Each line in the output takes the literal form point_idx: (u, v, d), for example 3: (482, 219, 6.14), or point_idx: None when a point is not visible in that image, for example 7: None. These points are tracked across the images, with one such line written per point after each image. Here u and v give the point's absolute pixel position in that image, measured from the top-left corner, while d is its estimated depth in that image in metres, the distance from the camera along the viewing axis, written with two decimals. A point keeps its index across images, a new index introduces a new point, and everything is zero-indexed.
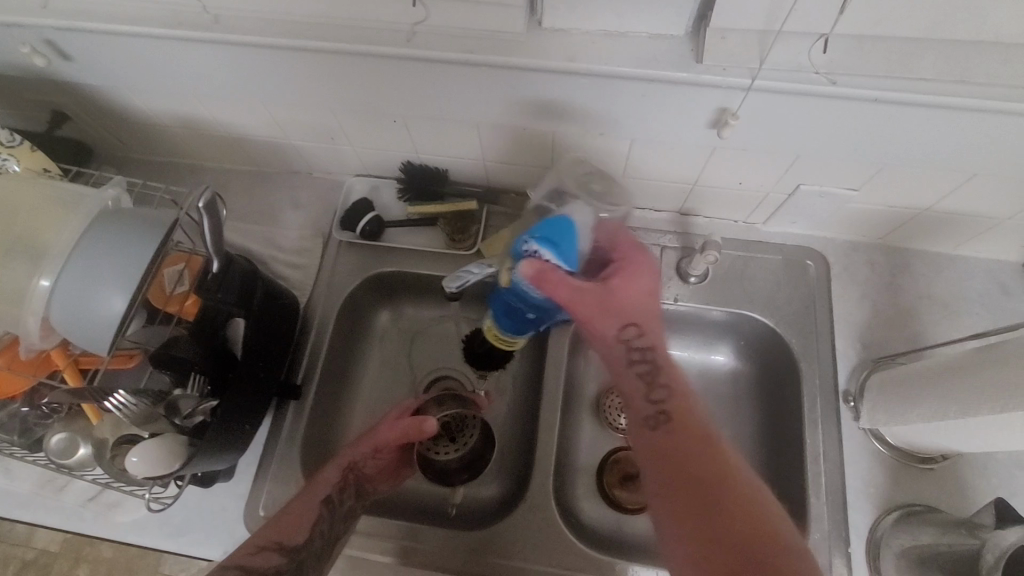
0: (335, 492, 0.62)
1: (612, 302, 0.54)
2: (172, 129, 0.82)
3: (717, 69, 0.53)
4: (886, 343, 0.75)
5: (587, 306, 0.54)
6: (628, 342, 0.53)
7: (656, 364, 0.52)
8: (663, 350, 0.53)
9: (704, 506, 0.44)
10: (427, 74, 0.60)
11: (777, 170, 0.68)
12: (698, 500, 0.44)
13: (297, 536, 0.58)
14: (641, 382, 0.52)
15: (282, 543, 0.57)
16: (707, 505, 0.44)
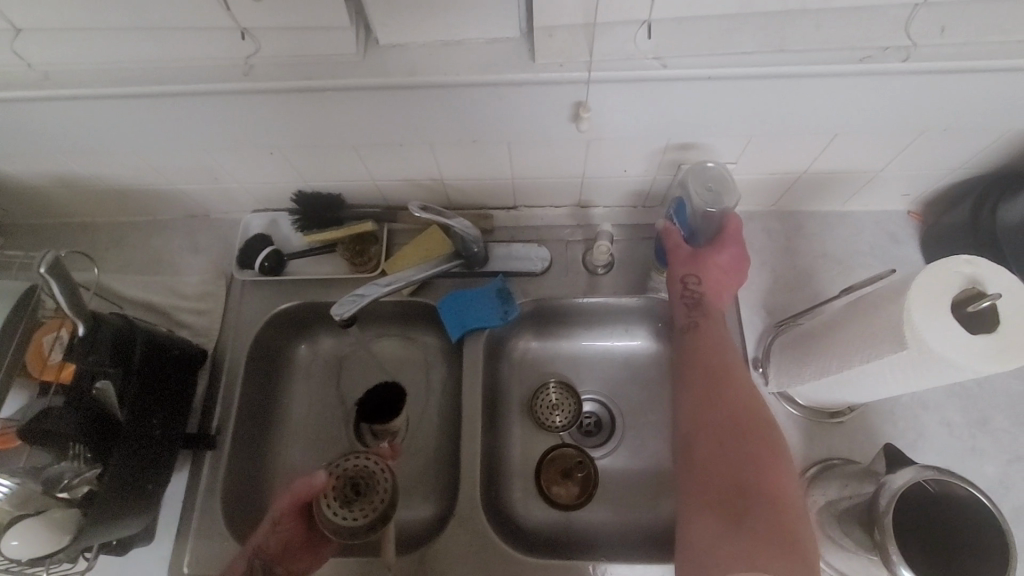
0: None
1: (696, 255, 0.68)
2: (48, 192, 0.79)
3: (554, 66, 0.54)
4: (789, 306, 0.77)
5: (677, 257, 0.69)
6: (686, 284, 0.68)
7: (713, 315, 0.67)
8: (715, 299, 0.68)
9: (715, 401, 0.61)
10: (279, 106, 0.60)
11: (654, 155, 0.69)
12: (711, 396, 0.61)
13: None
14: (687, 307, 0.67)
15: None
16: (715, 401, 0.61)
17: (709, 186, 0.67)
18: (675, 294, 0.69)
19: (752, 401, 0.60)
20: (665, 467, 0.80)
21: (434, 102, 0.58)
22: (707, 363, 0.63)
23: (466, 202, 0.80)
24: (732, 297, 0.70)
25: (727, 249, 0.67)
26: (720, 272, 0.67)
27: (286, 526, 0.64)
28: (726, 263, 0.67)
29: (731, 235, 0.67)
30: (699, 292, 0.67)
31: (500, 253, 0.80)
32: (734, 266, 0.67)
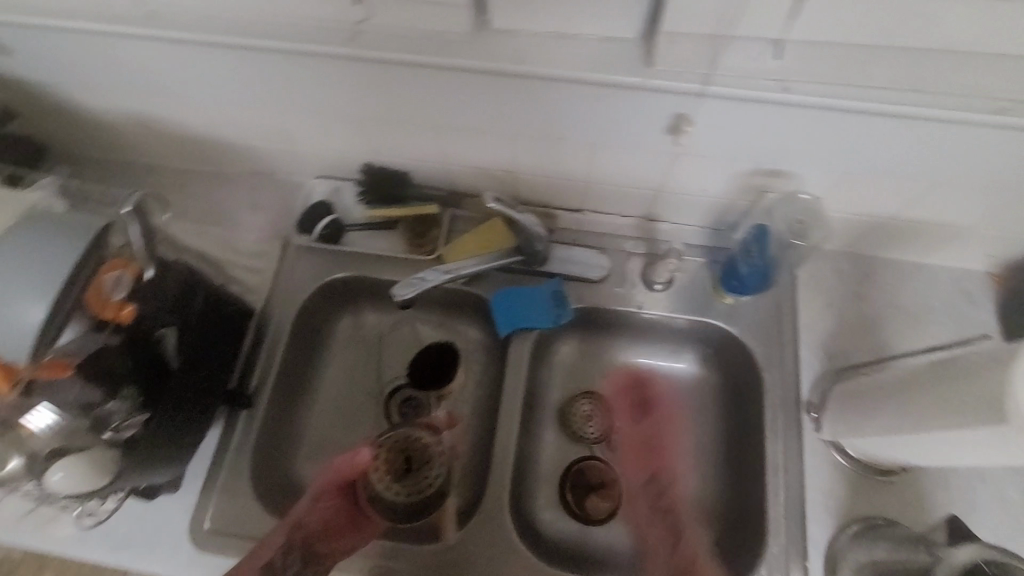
0: (275, 557, 0.62)
1: (641, 452, 0.75)
2: (125, 128, 0.79)
3: (667, 74, 0.51)
4: (851, 352, 0.74)
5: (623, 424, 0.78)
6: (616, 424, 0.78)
7: (640, 485, 0.74)
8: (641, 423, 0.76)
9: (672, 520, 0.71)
10: (376, 75, 0.59)
11: (739, 176, 0.67)
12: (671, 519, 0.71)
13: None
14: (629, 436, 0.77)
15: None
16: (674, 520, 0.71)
17: (796, 217, 0.70)
18: (648, 500, 0.74)
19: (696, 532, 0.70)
20: (697, 500, 0.76)
21: (531, 92, 0.56)
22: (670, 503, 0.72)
23: (533, 196, 0.79)
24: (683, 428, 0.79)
25: (651, 423, 0.76)
26: (669, 438, 0.76)
27: (329, 503, 0.68)
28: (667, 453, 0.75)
29: (660, 412, 0.77)
30: (649, 449, 0.75)
31: (560, 255, 0.78)
32: (653, 447, 0.75)
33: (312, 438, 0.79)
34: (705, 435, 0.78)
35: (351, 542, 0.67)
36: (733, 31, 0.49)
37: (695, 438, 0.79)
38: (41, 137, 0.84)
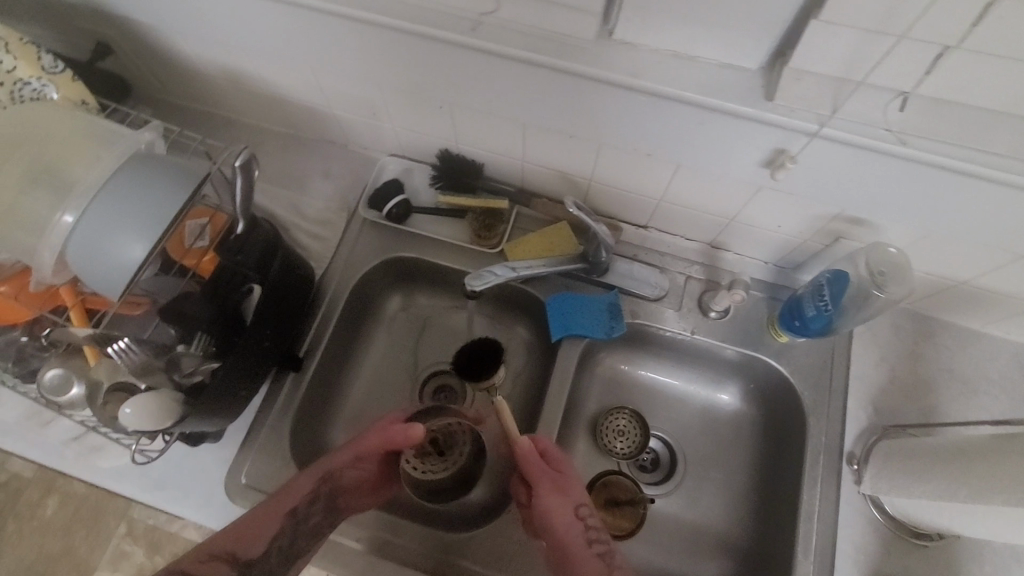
0: (297, 509, 0.59)
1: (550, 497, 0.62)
2: (214, 81, 0.80)
3: (784, 110, 0.50)
4: (899, 411, 0.73)
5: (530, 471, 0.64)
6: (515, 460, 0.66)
7: (569, 521, 0.61)
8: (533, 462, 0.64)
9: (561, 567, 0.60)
10: (483, 68, 0.59)
11: (822, 219, 0.66)
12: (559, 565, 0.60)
13: (248, 552, 0.54)
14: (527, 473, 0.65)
15: (235, 555, 0.54)
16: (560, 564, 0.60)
17: (879, 268, 0.63)
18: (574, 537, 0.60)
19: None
20: (720, 530, 0.76)
21: (637, 109, 0.56)
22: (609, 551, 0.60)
23: (603, 205, 0.79)
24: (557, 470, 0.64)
25: (553, 466, 0.65)
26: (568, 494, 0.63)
27: (363, 463, 0.63)
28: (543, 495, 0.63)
29: (556, 457, 0.65)
30: (559, 494, 0.63)
31: (621, 269, 0.79)
32: (556, 486, 0.63)
33: (350, 409, 0.80)
34: (736, 468, 0.78)
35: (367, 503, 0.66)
36: (862, 78, 0.47)
37: (725, 470, 0.79)
38: (128, 77, 0.86)
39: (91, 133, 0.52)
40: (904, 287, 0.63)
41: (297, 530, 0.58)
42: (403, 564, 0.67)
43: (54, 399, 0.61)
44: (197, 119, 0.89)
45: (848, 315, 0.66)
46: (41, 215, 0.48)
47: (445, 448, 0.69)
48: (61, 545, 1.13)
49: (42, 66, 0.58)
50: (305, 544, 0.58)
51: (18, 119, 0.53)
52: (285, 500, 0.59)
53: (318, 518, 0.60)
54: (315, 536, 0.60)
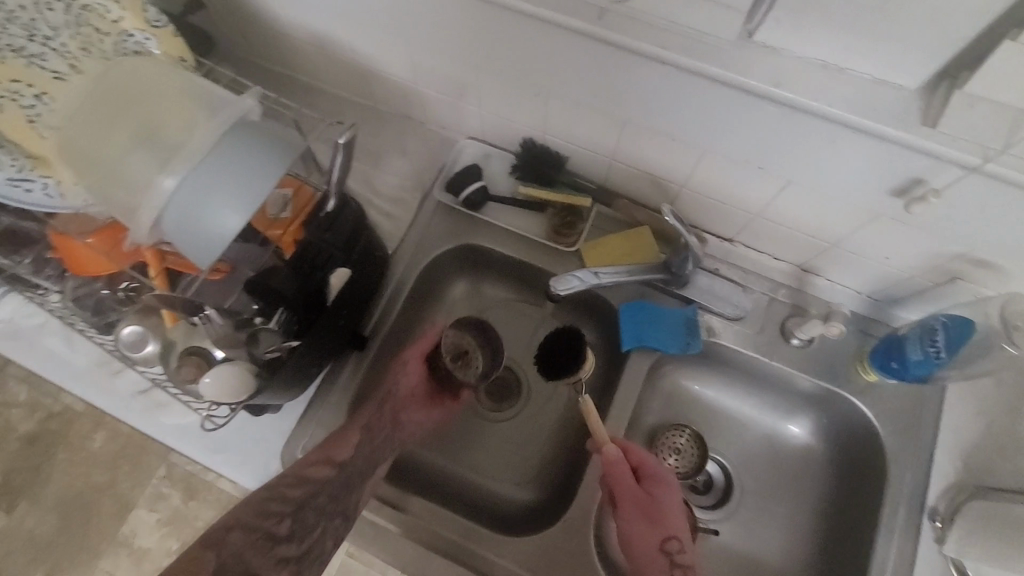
0: (372, 422, 0.65)
1: (644, 516, 0.62)
2: (302, 45, 0.78)
3: (944, 138, 0.45)
4: (994, 471, 0.67)
5: (626, 487, 0.62)
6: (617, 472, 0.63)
7: (652, 553, 0.61)
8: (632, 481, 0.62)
9: None
10: (599, 58, 0.55)
11: (940, 259, 0.59)
12: None
13: (340, 455, 0.60)
14: (625, 490, 0.62)
15: (331, 458, 0.60)
16: None
17: (1013, 321, 0.57)
18: (654, 567, 0.61)
19: None
20: (774, 566, 0.72)
21: (764, 119, 0.52)
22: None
23: (690, 213, 0.75)
24: (655, 494, 0.63)
25: (646, 490, 0.64)
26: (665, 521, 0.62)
27: (414, 371, 0.71)
28: (642, 515, 0.62)
29: (655, 477, 0.64)
30: (647, 522, 0.62)
31: (702, 283, 0.75)
32: (650, 516, 0.62)
33: None
34: (797, 504, 0.74)
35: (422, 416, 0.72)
36: None
37: (786, 505, 0.75)
38: (214, 32, 0.84)
39: (196, 95, 0.50)
40: None
41: (375, 440, 0.65)
42: (454, 559, 0.65)
43: (129, 355, 0.62)
44: (276, 81, 0.87)
45: (956, 366, 0.63)
46: (147, 177, 0.47)
47: (467, 350, 0.71)
48: (106, 479, 1.17)
49: (145, 18, 0.56)
50: (381, 450, 0.66)
51: (124, 74, 0.51)
52: (362, 416, 0.66)
53: (388, 430, 0.67)
54: (387, 444, 0.67)
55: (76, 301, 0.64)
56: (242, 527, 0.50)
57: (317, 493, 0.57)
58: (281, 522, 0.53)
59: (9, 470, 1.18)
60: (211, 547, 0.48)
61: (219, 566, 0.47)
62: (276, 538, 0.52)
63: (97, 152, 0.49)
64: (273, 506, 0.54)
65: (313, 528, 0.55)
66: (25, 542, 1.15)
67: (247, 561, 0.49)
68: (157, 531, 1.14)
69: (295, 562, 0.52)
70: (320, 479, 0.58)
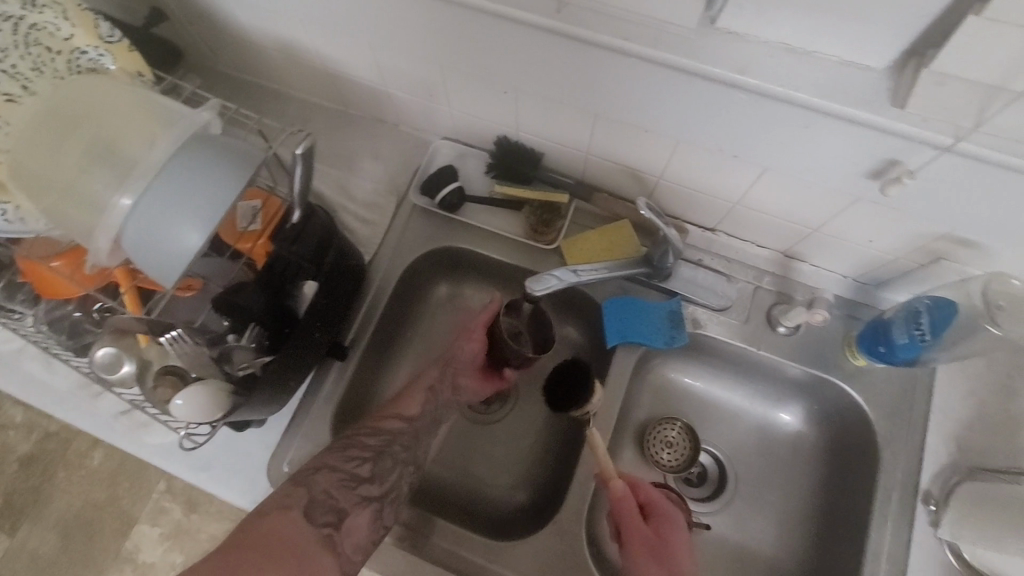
0: (436, 382, 0.68)
1: (650, 554, 0.59)
2: (268, 52, 0.77)
3: (914, 119, 0.44)
4: (988, 452, 0.66)
5: (629, 521, 0.60)
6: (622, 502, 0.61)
7: None
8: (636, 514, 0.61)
9: None
10: (562, 52, 0.54)
11: (923, 239, 0.58)
12: None
13: (409, 411, 0.65)
14: (631, 524, 0.60)
15: (400, 414, 0.65)
16: None
17: (997, 300, 0.56)
18: None
19: None
20: (772, 557, 0.71)
21: (734, 106, 0.51)
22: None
23: (670, 204, 0.73)
24: (661, 533, 0.61)
25: (654, 529, 0.61)
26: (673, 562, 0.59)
27: (477, 340, 0.69)
28: (648, 553, 0.59)
29: (661, 515, 0.62)
30: (654, 561, 0.59)
31: (685, 274, 0.74)
32: (656, 554, 0.59)
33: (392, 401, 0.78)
34: (793, 493, 0.73)
35: (477, 385, 0.72)
36: None
37: (781, 494, 0.74)
38: (180, 43, 0.83)
39: (151, 111, 0.49)
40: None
41: (439, 398, 0.68)
42: (446, 566, 0.64)
43: (106, 377, 0.60)
44: (247, 90, 0.86)
45: (947, 350, 0.61)
46: (101, 197, 0.46)
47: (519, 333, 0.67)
48: (107, 496, 1.17)
49: (98, 34, 0.55)
50: (442, 411, 0.69)
51: (76, 92, 0.50)
52: (426, 376, 0.68)
53: (449, 392, 0.70)
54: (447, 404, 0.70)
55: (49, 325, 0.63)
56: (327, 469, 0.57)
57: (391, 443, 0.62)
58: (362, 465, 0.59)
59: (10, 492, 1.18)
60: (302, 485, 0.55)
61: (310, 501, 0.54)
62: (358, 479, 0.58)
63: (52, 174, 0.48)
64: (355, 452, 0.59)
65: (391, 472, 0.61)
66: (30, 563, 1.14)
67: (333, 498, 0.55)
68: (160, 546, 1.13)
69: (376, 500, 0.58)
70: (391, 431, 0.63)
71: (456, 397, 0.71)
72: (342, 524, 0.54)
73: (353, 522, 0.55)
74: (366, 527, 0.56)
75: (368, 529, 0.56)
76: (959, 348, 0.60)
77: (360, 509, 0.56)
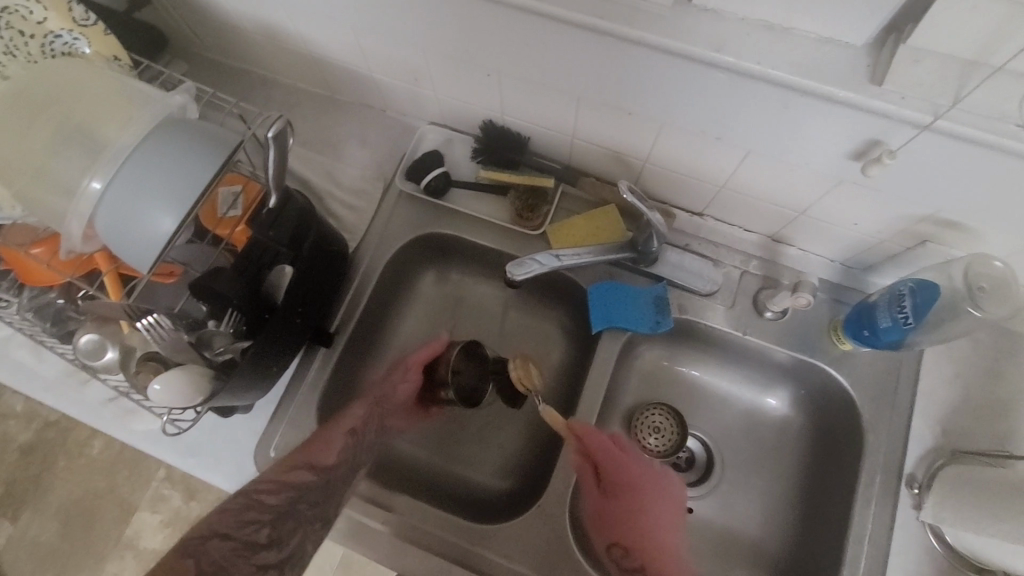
0: (359, 425, 0.67)
1: (610, 518, 0.68)
2: (251, 37, 0.76)
3: (893, 96, 0.44)
4: (972, 435, 0.66)
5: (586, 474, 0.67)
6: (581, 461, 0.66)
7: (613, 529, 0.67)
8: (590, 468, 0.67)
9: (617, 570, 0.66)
10: (539, 33, 0.53)
11: (908, 222, 0.58)
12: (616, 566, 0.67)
13: (323, 460, 0.61)
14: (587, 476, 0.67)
15: (313, 463, 0.60)
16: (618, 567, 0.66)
17: (979, 282, 0.56)
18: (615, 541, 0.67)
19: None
20: (757, 540, 0.72)
21: (713, 87, 0.50)
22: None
23: (656, 188, 0.73)
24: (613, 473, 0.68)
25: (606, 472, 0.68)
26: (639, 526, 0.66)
27: (411, 378, 0.72)
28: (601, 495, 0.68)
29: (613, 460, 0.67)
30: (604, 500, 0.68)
31: (671, 258, 0.73)
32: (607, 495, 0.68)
33: None
34: (779, 477, 0.74)
35: (406, 419, 0.75)
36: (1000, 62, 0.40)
37: (767, 478, 0.74)
38: (164, 28, 0.82)
39: (123, 94, 0.49)
40: (1006, 306, 0.56)
41: (362, 443, 0.66)
42: (430, 550, 0.65)
43: (89, 364, 0.60)
44: (233, 76, 0.85)
45: (932, 335, 0.60)
46: (73, 181, 0.46)
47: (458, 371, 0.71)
48: (106, 484, 1.18)
49: (73, 18, 0.55)
50: (368, 452, 0.67)
51: (49, 76, 0.50)
52: (352, 417, 0.67)
53: (373, 434, 0.68)
54: (373, 443, 0.70)
55: (33, 312, 0.63)
56: (219, 536, 0.51)
57: (297, 499, 0.57)
58: (260, 530, 0.53)
59: (10, 480, 1.19)
60: (189, 556, 0.49)
61: (200, 573, 0.48)
62: (255, 546, 0.52)
63: (22, 158, 0.48)
64: (251, 515, 0.54)
65: (294, 533, 0.55)
66: (31, 550, 1.16)
67: (225, 569, 0.49)
68: (159, 532, 1.14)
69: (275, 567, 0.52)
70: (299, 484, 0.58)
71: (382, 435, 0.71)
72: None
73: None
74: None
75: None
76: (946, 333, 0.59)
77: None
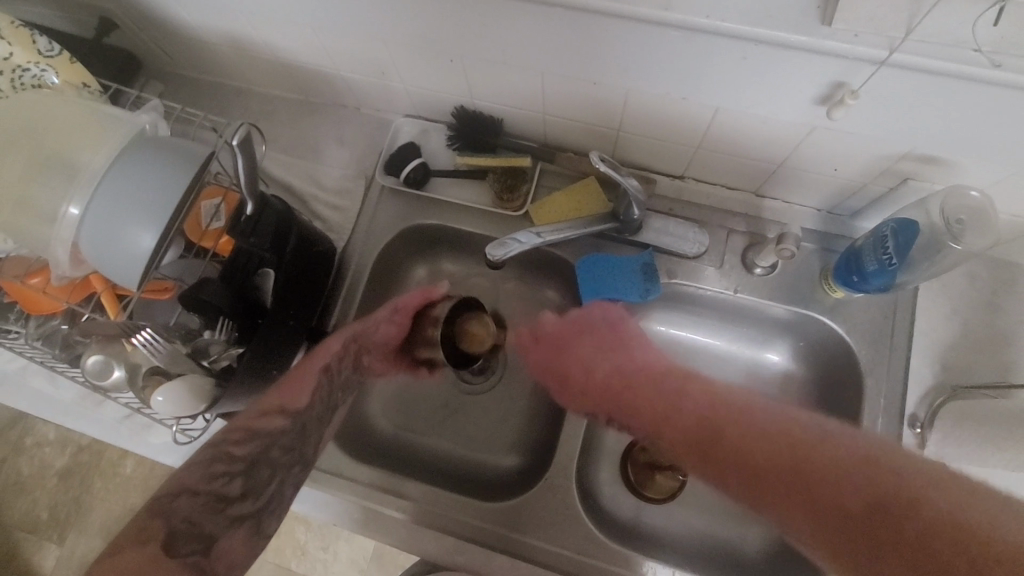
0: (334, 363, 0.66)
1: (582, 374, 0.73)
2: (219, 49, 0.76)
3: (846, 35, 0.44)
4: (973, 371, 0.65)
5: (541, 352, 0.77)
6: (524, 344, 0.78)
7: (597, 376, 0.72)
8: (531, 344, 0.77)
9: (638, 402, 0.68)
10: (493, 12, 0.53)
11: (883, 162, 0.57)
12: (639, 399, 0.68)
13: (296, 404, 0.61)
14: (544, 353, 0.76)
15: (284, 408, 0.60)
16: (637, 399, 0.68)
17: (957, 215, 0.55)
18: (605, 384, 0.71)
19: (664, 406, 0.65)
20: None
21: (670, 46, 0.50)
22: (666, 410, 0.64)
23: (634, 157, 0.73)
24: (556, 339, 0.76)
25: (550, 342, 0.76)
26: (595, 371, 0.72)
27: (395, 324, 0.72)
28: (569, 359, 0.74)
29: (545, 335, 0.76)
30: (566, 356, 0.75)
31: (655, 225, 0.72)
32: (558, 349, 0.75)
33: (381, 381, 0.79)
34: None
35: (382, 365, 0.76)
36: None
37: None
38: (136, 51, 0.82)
39: (88, 118, 0.51)
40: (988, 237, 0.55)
41: (336, 379, 0.67)
42: (444, 531, 0.67)
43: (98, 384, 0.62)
44: (208, 90, 0.85)
45: (920, 274, 0.60)
46: (51, 207, 0.48)
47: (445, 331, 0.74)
48: (142, 499, 1.22)
49: (37, 49, 0.57)
50: (338, 393, 0.67)
51: (14, 105, 0.52)
52: (327, 352, 0.66)
53: (349, 370, 0.69)
54: (348, 381, 0.69)
55: (41, 340, 0.65)
56: (187, 492, 0.54)
57: (270, 446, 0.59)
58: (231, 482, 0.56)
59: (54, 504, 1.24)
60: (160, 514, 0.52)
61: (169, 531, 0.51)
62: (227, 498, 0.55)
63: None
64: (220, 468, 0.56)
65: (268, 483, 0.58)
66: (80, 567, 1.21)
67: (196, 524, 0.53)
68: None
69: (252, 517, 0.57)
70: (271, 431, 0.59)
71: (359, 373, 0.72)
72: (211, 549, 0.53)
73: (224, 545, 0.54)
74: (241, 547, 0.55)
75: (242, 548, 0.55)
76: (933, 269, 0.59)
77: (232, 529, 0.55)
